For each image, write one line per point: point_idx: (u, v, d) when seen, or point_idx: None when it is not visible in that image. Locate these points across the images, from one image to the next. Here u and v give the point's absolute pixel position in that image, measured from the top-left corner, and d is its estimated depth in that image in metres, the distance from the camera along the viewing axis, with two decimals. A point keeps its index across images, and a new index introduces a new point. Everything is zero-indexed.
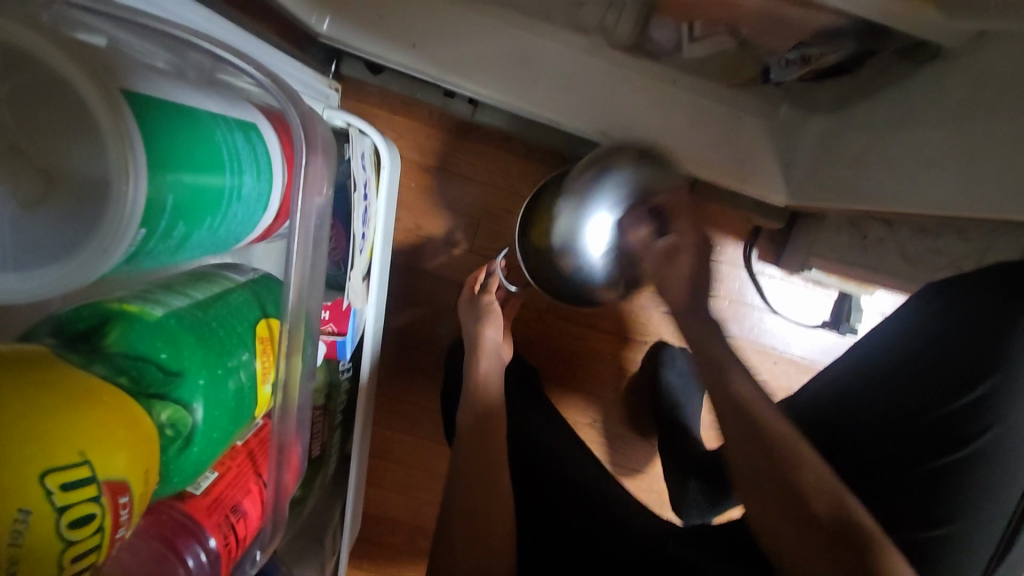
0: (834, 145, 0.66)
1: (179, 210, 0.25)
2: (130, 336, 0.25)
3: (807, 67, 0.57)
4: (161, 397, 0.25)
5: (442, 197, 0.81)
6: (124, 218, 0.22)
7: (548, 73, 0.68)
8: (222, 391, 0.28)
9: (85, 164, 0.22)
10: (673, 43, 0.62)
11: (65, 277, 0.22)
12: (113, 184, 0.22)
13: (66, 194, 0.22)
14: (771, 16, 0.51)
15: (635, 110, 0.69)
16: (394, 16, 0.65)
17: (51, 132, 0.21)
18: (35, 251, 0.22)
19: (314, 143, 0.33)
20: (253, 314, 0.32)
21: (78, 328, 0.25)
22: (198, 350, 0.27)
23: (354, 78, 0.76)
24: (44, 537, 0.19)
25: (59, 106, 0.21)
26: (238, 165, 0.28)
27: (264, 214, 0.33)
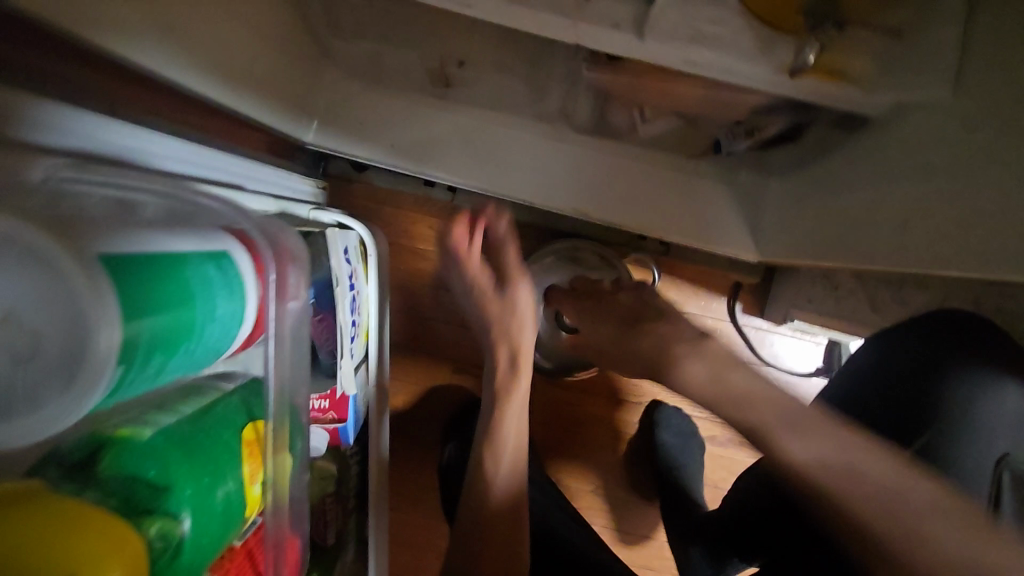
0: (791, 204, 0.69)
1: (156, 342, 0.26)
2: (121, 458, 0.27)
3: (752, 138, 0.61)
4: (152, 511, 0.27)
5: (430, 278, 0.85)
6: (97, 369, 0.23)
7: (517, 159, 0.73)
8: (208, 500, 0.30)
9: (45, 318, 0.22)
10: (628, 125, 0.67)
11: (46, 424, 0.23)
12: (90, 339, 0.22)
13: (41, 353, 0.22)
14: (710, 100, 0.56)
15: (602, 185, 0.74)
16: (371, 121, 0.71)
17: (17, 292, 0.21)
18: (11, 404, 0.22)
19: (282, 256, 0.35)
20: (240, 419, 0.34)
21: (74, 458, 0.27)
22: (186, 462, 0.29)
23: (340, 177, 0.82)
24: None
25: (28, 270, 0.21)
26: (210, 292, 0.30)
27: (241, 326, 0.34)
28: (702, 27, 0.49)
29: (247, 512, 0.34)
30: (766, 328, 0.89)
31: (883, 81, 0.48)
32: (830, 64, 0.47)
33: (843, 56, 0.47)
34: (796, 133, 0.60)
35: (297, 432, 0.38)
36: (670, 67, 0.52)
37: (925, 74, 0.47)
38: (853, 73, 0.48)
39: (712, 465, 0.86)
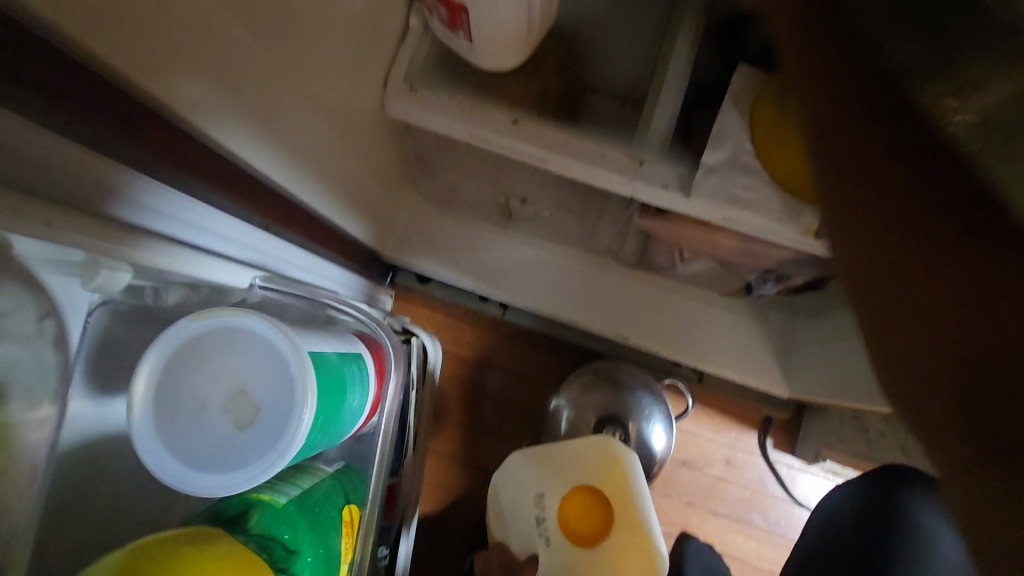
0: (816, 346, 0.74)
1: (319, 429, 0.32)
2: (265, 520, 0.32)
3: (783, 283, 0.69)
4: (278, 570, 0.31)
5: (473, 384, 0.91)
6: (288, 441, 0.29)
7: (566, 286, 0.82)
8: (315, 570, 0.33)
9: (267, 393, 0.30)
10: (669, 263, 0.77)
11: (244, 475, 0.28)
12: (291, 414, 0.29)
13: (262, 421, 0.29)
14: (745, 249, 0.65)
15: (643, 314, 0.81)
16: (447, 244, 0.83)
17: (253, 378, 0.30)
18: (213, 453, 0.29)
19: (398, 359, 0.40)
20: (339, 503, 0.36)
21: (229, 513, 0.32)
22: (307, 531, 0.33)
23: (405, 286, 0.91)
24: None
25: (261, 365, 0.30)
26: (354, 392, 0.34)
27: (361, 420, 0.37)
28: (737, 191, 0.58)
29: None
30: (799, 466, 0.89)
31: None
32: None
33: None
34: (824, 281, 0.68)
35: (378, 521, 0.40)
36: (712, 218, 0.61)
37: None
38: None
39: None
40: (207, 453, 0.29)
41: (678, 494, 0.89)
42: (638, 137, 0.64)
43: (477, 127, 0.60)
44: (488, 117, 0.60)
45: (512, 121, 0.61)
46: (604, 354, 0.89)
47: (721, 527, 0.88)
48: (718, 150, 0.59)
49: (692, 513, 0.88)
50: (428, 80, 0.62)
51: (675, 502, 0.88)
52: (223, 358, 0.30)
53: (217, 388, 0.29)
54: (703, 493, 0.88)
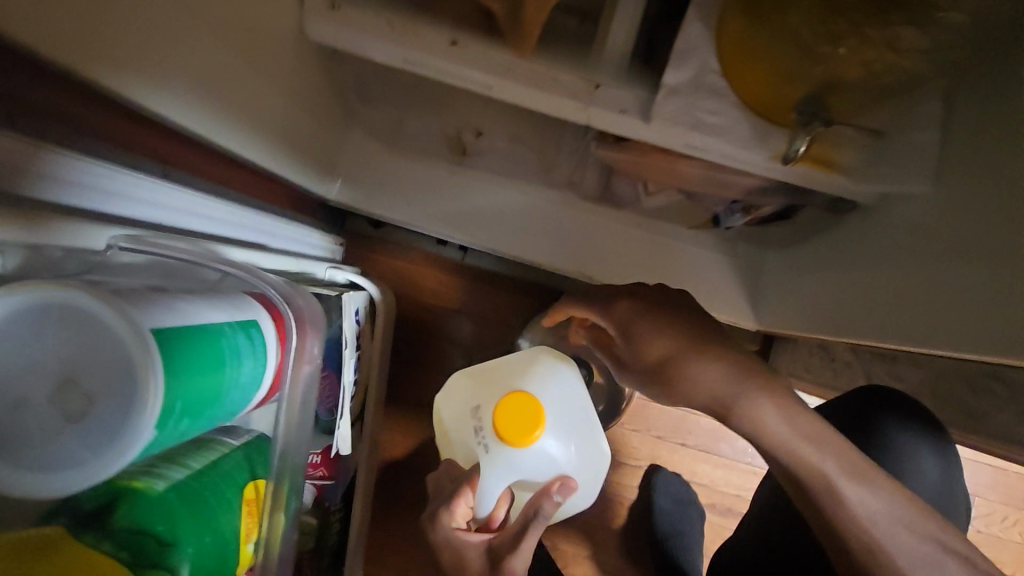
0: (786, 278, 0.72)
1: (188, 409, 0.25)
2: (135, 509, 0.26)
3: (750, 214, 0.66)
4: (155, 569, 0.26)
5: (436, 331, 0.88)
6: (135, 431, 0.23)
7: (526, 225, 0.78)
8: (206, 560, 0.29)
9: (103, 377, 0.23)
10: (634, 197, 0.73)
11: (84, 475, 0.22)
12: (134, 399, 0.23)
13: (101, 411, 0.22)
14: (710, 178, 0.60)
15: (608, 253, 0.78)
16: (396, 183, 0.77)
17: (82, 361, 0.22)
18: (37, 456, 0.22)
19: (303, 321, 0.36)
20: (237, 478, 0.32)
21: (87, 507, 0.26)
22: (192, 520, 0.28)
23: (358, 230, 0.86)
24: None
25: (91, 343, 0.22)
26: (236, 361, 0.29)
27: (257, 390, 0.32)
28: (701, 115, 0.53)
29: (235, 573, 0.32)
30: None
31: (874, 173, 0.50)
32: (820, 155, 0.51)
33: (830, 148, 0.51)
34: (792, 211, 0.65)
35: (297, 489, 0.36)
36: (672, 146, 0.56)
37: (908, 167, 0.49)
38: (844, 165, 0.51)
39: (712, 535, 0.89)
40: (27, 456, 0.22)
41: (646, 428, 0.89)
42: (594, 55, 0.57)
43: (412, 52, 0.53)
44: (425, 39, 0.53)
45: (451, 42, 0.54)
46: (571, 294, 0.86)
47: (688, 458, 0.89)
48: (680, 68, 0.52)
49: (659, 446, 0.89)
50: None
51: (644, 437, 0.89)
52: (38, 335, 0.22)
53: (34, 376, 0.22)
54: (671, 426, 0.89)
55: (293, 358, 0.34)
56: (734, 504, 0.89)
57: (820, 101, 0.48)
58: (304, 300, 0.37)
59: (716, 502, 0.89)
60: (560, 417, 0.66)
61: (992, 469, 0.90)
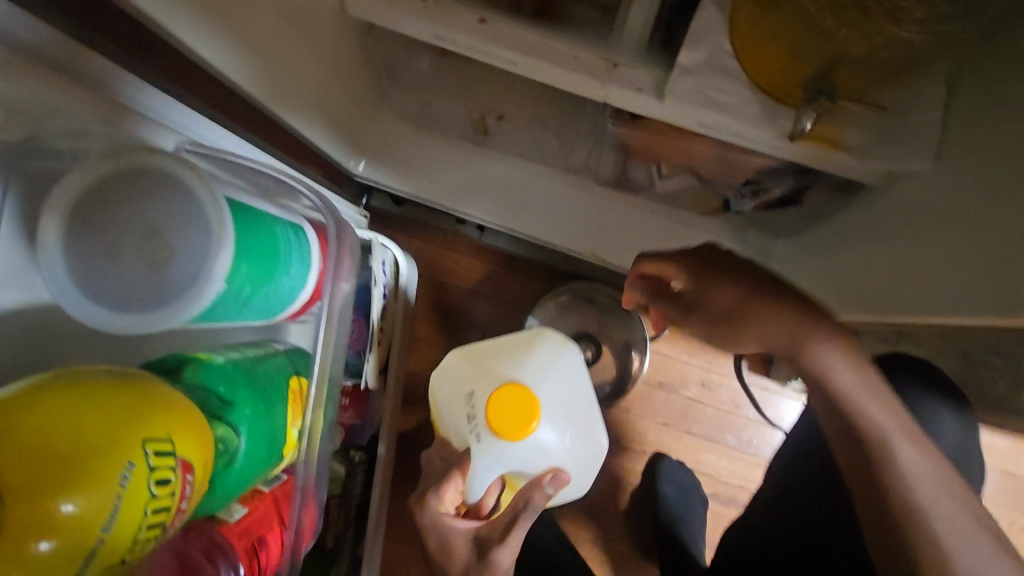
0: (794, 264, 0.74)
1: (246, 279, 0.38)
2: (200, 372, 0.40)
3: (759, 198, 0.68)
4: (217, 417, 0.39)
5: (451, 309, 0.91)
6: (207, 279, 0.34)
7: (541, 207, 0.81)
8: (258, 422, 0.41)
9: (182, 240, 0.34)
10: (647, 181, 0.76)
11: (160, 311, 0.33)
12: (209, 256, 0.34)
13: (178, 263, 0.34)
14: (720, 158, 0.63)
15: (620, 236, 0.80)
16: (419, 160, 0.81)
17: (170, 225, 0.33)
18: (126, 295, 0.33)
19: (345, 244, 0.47)
20: (284, 372, 0.47)
21: (165, 367, 0.39)
22: (245, 390, 0.41)
23: (381, 209, 0.90)
24: (140, 487, 0.30)
25: (181, 211, 0.34)
26: (288, 261, 0.42)
27: (302, 291, 0.46)
28: (713, 94, 0.55)
29: (282, 450, 0.45)
30: (773, 388, 0.90)
31: (878, 152, 0.52)
32: (824, 134, 0.53)
33: (836, 127, 0.53)
34: (799, 196, 0.67)
35: (330, 402, 0.47)
36: (685, 124, 0.58)
37: (911, 145, 0.51)
38: (848, 144, 0.53)
39: (715, 524, 0.90)
40: (110, 297, 0.32)
41: (652, 414, 0.91)
42: (613, 38, 0.60)
43: (443, 27, 0.57)
44: (455, 17, 0.57)
45: (479, 21, 0.58)
46: (583, 278, 0.89)
47: (694, 446, 0.90)
48: (695, 50, 0.54)
49: (665, 433, 0.90)
50: None
51: (649, 423, 0.91)
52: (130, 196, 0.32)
53: (128, 232, 0.32)
54: (677, 414, 0.90)
55: (334, 268, 0.45)
56: (738, 495, 0.90)
57: (828, 79, 0.51)
58: (350, 235, 0.49)
59: (720, 491, 0.90)
60: (553, 407, 0.65)
61: (1000, 471, 0.89)
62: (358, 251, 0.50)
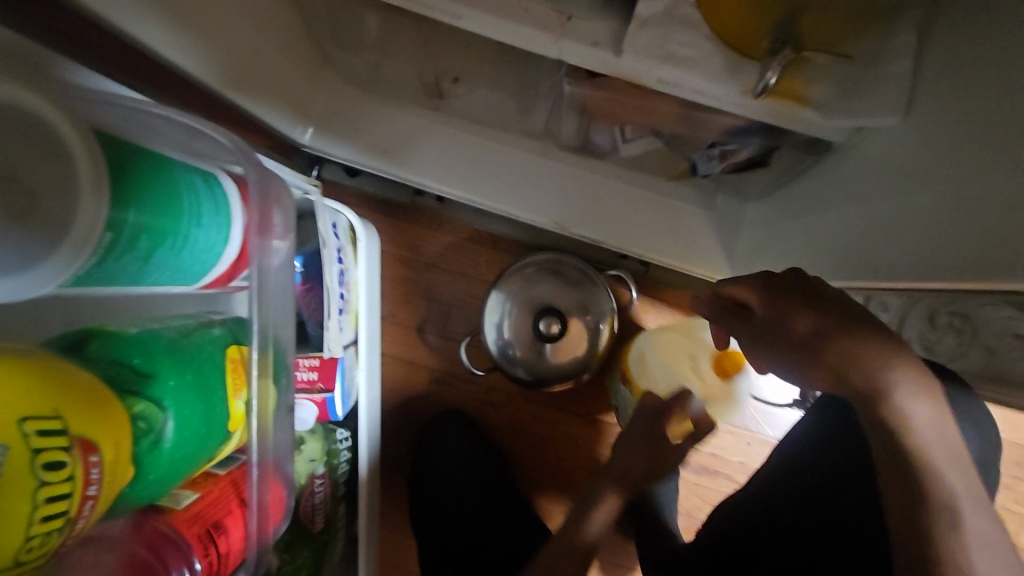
0: (764, 230, 0.71)
1: (140, 229, 0.32)
2: (105, 345, 0.33)
3: (726, 161, 0.65)
4: (133, 393, 0.32)
5: (414, 285, 0.88)
6: (87, 225, 0.29)
7: (504, 175, 0.77)
8: (187, 392, 0.35)
9: (46, 176, 0.28)
10: (611, 145, 0.72)
11: (43, 270, 0.28)
12: (83, 197, 0.29)
13: (50, 208, 0.28)
14: (685, 118, 0.59)
15: (587, 204, 0.77)
16: (370, 126, 0.76)
17: (26, 160, 0.27)
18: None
19: (269, 197, 0.41)
20: (225, 339, 0.40)
21: (65, 342, 0.33)
22: (167, 358, 0.35)
23: (335, 181, 0.86)
24: (20, 472, 0.25)
25: (43, 145, 0.27)
26: (196, 212, 0.36)
27: (227, 246, 0.39)
28: (673, 48, 0.51)
29: (229, 426, 0.38)
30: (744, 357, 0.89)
31: (847, 107, 0.49)
32: (791, 89, 0.49)
33: (802, 81, 0.49)
34: (767, 157, 0.64)
35: (282, 369, 0.41)
36: (646, 80, 0.54)
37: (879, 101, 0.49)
38: (816, 99, 0.50)
39: (688, 492, 0.91)
40: None
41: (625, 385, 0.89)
42: None
43: None
44: None
45: None
46: (550, 248, 0.86)
47: None
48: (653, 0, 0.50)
49: None
50: None
51: None
52: None
53: None
54: None
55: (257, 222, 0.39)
56: (710, 462, 0.91)
57: (793, 25, 0.48)
58: (276, 186, 0.43)
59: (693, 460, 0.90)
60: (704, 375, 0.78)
61: None
62: (287, 203, 0.44)
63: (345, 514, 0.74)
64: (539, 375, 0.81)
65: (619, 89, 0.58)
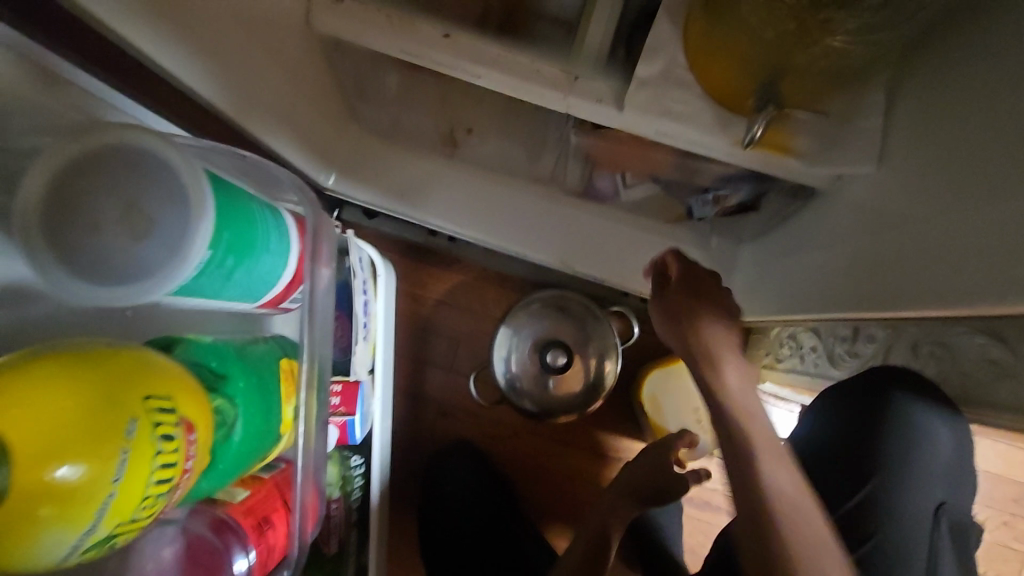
0: (757, 270, 0.76)
1: (230, 247, 0.37)
2: (189, 349, 0.37)
3: (720, 205, 0.71)
4: (214, 391, 0.36)
5: (425, 321, 0.92)
6: (196, 241, 0.34)
7: (514, 216, 0.82)
8: (253, 395, 0.39)
9: (166, 202, 0.33)
10: (613, 190, 0.78)
11: (157, 281, 0.33)
12: (194, 218, 0.34)
13: (167, 228, 0.33)
14: (682, 166, 0.65)
15: (590, 245, 0.82)
16: (388, 171, 0.81)
17: (151, 189, 0.33)
18: (116, 269, 0.32)
19: (321, 232, 0.46)
20: (276, 354, 0.44)
21: (152, 346, 0.37)
22: (237, 365, 0.39)
23: (353, 223, 0.91)
24: (143, 444, 0.29)
25: (165, 177, 0.33)
26: (267, 240, 0.41)
27: (284, 273, 0.44)
28: (670, 104, 0.57)
29: (279, 430, 0.42)
30: None
31: (826, 157, 0.55)
32: (777, 140, 0.55)
33: (786, 133, 0.55)
34: (757, 202, 0.70)
35: (324, 386, 0.45)
36: (647, 132, 0.60)
37: (854, 152, 0.55)
38: (798, 150, 0.55)
39: (691, 528, 0.91)
40: (101, 272, 0.31)
41: (628, 420, 0.92)
42: (573, 52, 0.63)
43: (409, 44, 0.58)
44: (420, 32, 0.58)
45: (444, 36, 0.59)
46: (555, 286, 0.91)
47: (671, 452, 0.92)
48: (652, 63, 0.57)
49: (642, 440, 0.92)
50: None
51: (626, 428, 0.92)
52: (113, 162, 0.31)
53: (111, 200, 0.31)
54: None
55: (314, 251, 0.43)
56: (713, 498, 0.92)
57: (775, 87, 0.53)
58: (327, 223, 0.48)
59: (695, 496, 0.92)
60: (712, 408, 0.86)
61: None
62: (333, 238, 0.49)
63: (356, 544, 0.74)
64: (545, 406, 0.85)
65: (622, 139, 0.64)
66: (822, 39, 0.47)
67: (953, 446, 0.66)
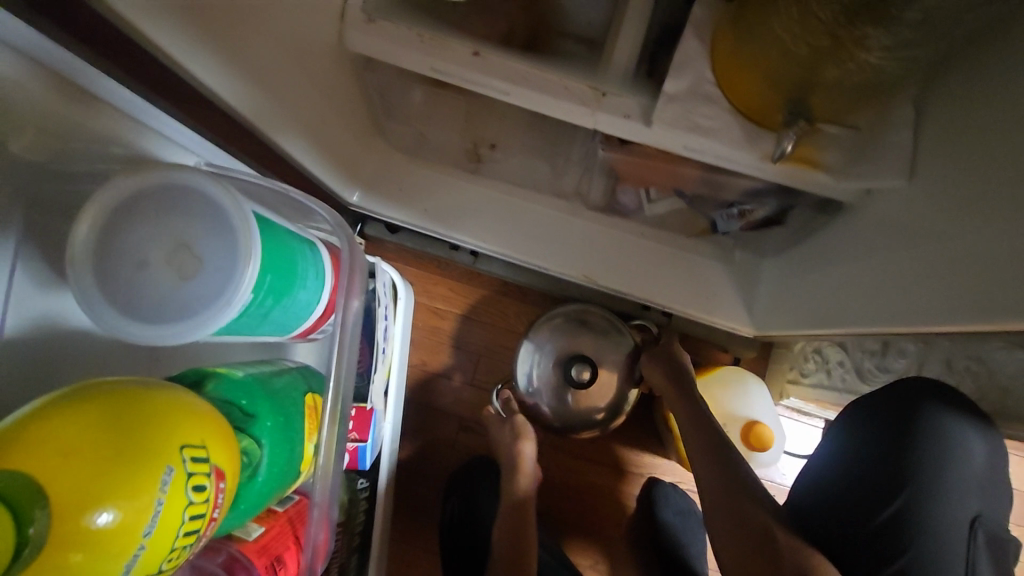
0: (781, 284, 0.76)
1: (267, 288, 0.38)
2: (220, 385, 0.38)
3: (745, 219, 0.71)
4: (241, 430, 0.37)
5: (445, 334, 0.92)
6: (239, 285, 0.35)
7: (535, 231, 0.83)
8: (281, 433, 0.39)
9: (211, 245, 0.34)
10: (636, 205, 0.78)
11: (196, 322, 0.34)
12: (238, 263, 0.35)
13: (210, 271, 0.34)
14: (706, 180, 0.66)
15: (612, 259, 0.82)
16: (412, 187, 0.82)
17: (197, 232, 0.34)
18: (160, 309, 0.33)
19: (354, 265, 0.46)
20: (302, 388, 0.44)
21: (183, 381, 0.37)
22: (265, 402, 0.39)
23: (376, 237, 0.92)
24: (178, 492, 0.29)
25: (211, 221, 0.34)
26: (303, 278, 0.41)
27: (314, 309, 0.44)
28: (698, 119, 0.58)
29: (300, 468, 0.42)
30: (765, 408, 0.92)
31: (854, 171, 0.55)
32: (805, 154, 0.56)
33: (814, 147, 0.56)
34: (783, 216, 0.70)
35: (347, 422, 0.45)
36: (672, 147, 0.61)
37: (884, 166, 0.55)
38: (827, 164, 0.56)
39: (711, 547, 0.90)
40: (144, 310, 0.33)
41: (649, 436, 0.91)
42: (600, 69, 0.64)
43: (439, 62, 0.59)
44: (450, 49, 0.59)
45: (474, 53, 0.60)
46: (576, 300, 0.91)
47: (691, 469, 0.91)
48: (680, 79, 0.58)
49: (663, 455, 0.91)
50: (391, 12, 0.60)
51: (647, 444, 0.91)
52: (163, 207, 0.33)
53: (160, 241, 0.33)
54: None
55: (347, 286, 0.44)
56: None
57: (804, 104, 0.53)
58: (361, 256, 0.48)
59: None
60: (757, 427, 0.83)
61: None
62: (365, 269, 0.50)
63: (357, 565, 0.74)
64: (565, 424, 0.84)
65: (645, 154, 0.65)
66: (854, 55, 0.46)
67: (988, 466, 0.64)
